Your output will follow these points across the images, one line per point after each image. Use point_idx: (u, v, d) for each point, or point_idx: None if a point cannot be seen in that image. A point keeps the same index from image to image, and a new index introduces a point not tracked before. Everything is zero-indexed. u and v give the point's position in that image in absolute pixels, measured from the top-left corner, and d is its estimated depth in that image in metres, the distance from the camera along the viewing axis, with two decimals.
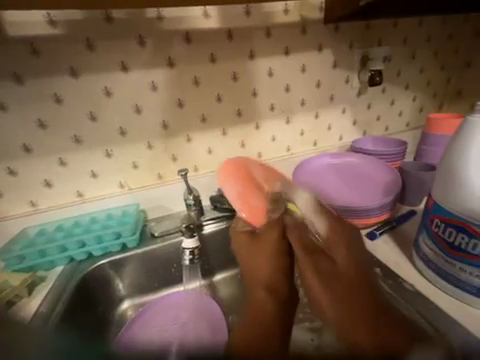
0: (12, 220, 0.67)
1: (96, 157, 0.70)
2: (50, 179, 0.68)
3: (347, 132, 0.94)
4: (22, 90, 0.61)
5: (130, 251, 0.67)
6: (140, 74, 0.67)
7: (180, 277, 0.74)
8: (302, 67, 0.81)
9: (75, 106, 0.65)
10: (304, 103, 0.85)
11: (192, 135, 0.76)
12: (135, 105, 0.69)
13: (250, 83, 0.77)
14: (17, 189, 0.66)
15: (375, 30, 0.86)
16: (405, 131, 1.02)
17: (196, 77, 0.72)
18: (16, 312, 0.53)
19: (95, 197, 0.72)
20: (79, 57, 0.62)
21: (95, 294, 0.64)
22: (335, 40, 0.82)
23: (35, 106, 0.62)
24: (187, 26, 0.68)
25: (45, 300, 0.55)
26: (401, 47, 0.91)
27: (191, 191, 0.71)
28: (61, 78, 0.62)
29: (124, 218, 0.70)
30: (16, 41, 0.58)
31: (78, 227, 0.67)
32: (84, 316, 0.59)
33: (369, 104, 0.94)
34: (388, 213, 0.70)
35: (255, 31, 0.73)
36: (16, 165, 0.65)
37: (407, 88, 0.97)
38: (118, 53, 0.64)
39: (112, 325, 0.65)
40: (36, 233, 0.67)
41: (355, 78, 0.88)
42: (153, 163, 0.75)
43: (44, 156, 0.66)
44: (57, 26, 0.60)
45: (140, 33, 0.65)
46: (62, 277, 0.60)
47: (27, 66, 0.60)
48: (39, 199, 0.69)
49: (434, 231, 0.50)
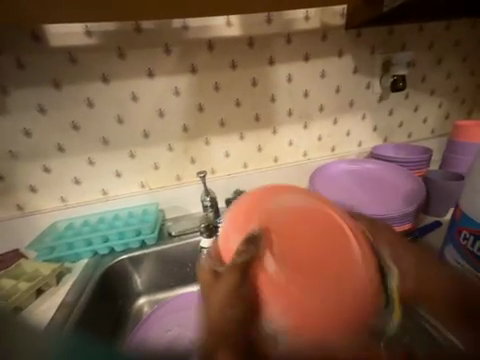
0: (45, 214, 0.72)
1: (120, 158, 0.74)
2: (79, 177, 0.73)
3: (366, 138, 0.92)
4: (59, 94, 0.66)
5: (149, 248, 0.70)
6: (164, 80, 0.71)
7: (195, 277, 0.75)
8: (321, 72, 0.81)
9: (105, 109, 0.70)
10: (322, 109, 0.84)
11: (211, 138, 0.79)
12: (159, 109, 0.73)
13: (269, 89, 0.78)
14: (51, 186, 0.72)
15: (399, 35, 0.84)
16: (429, 138, 0.98)
17: (217, 82, 0.74)
18: (46, 299, 0.58)
19: (118, 195, 0.76)
20: (110, 65, 0.67)
21: (115, 287, 0.67)
22: (356, 45, 0.81)
23: (69, 109, 0.68)
24: (210, 35, 0.71)
25: (70, 291, 0.59)
26: (427, 52, 0.88)
27: (208, 193, 0.73)
28: (93, 84, 0.67)
29: (144, 216, 0.73)
30: (56, 51, 0.64)
31: (102, 223, 0.71)
32: (105, 308, 0.62)
33: (391, 110, 0.91)
34: (410, 224, 0.67)
35: (276, 38, 0.75)
36: (51, 163, 0.70)
37: (433, 94, 0.93)
38: (145, 60, 0.69)
39: (129, 319, 0.68)
40: (65, 227, 0.72)
41: (376, 83, 0.86)
42: (172, 165, 0.78)
43: (75, 155, 0.71)
44: (92, 36, 0.65)
45: (166, 42, 0.69)
46: (86, 270, 0.64)
47: (65, 73, 0.65)
48: (68, 195, 0.74)
49: (463, 244, 0.47)
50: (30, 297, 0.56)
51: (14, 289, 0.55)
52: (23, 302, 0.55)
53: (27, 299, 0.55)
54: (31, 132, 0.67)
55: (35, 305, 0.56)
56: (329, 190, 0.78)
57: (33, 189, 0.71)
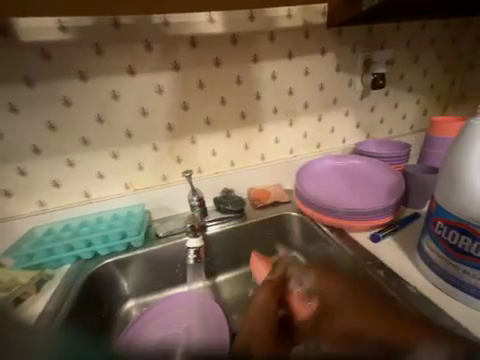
0: (22, 220, 0.68)
1: (102, 159, 0.72)
2: (59, 180, 0.70)
3: (350, 134, 0.95)
4: (33, 93, 0.63)
5: (135, 251, 0.68)
6: (146, 78, 0.69)
7: (184, 277, 0.75)
8: (305, 70, 0.82)
9: (84, 109, 0.67)
10: (307, 106, 0.86)
11: (197, 137, 0.78)
12: (141, 108, 0.71)
13: (253, 86, 0.78)
14: (28, 189, 0.68)
15: (378, 34, 0.86)
16: (409, 134, 1.02)
17: (201, 80, 0.73)
18: (26, 308, 0.55)
19: (101, 197, 0.74)
20: (88, 61, 0.64)
21: (101, 292, 0.65)
22: (338, 43, 0.83)
23: (45, 108, 0.64)
24: (192, 31, 0.69)
25: (52, 299, 0.57)
26: (405, 51, 0.91)
27: (195, 193, 0.72)
28: (70, 81, 0.64)
29: (129, 218, 0.72)
30: (28, 47, 0.60)
31: (85, 227, 0.69)
32: (90, 314, 0.60)
33: (372, 107, 0.94)
34: (391, 216, 0.70)
35: (259, 36, 0.75)
36: (26, 165, 0.67)
37: (411, 91, 0.97)
38: (125, 57, 0.66)
39: (116, 324, 0.66)
40: (44, 232, 0.68)
41: (358, 80, 0.88)
42: (158, 165, 0.77)
43: (53, 157, 0.68)
44: (68, 31, 0.62)
45: (147, 38, 0.67)
46: (69, 276, 0.62)
47: (39, 70, 0.62)
48: (47, 199, 0.70)
49: (438, 234, 0.50)
50: (8, 307, 0.53)
51: None
52: None
53: None
54: (3, 133, 0.63)
55: None
56: (318, 188, 0.79)
57: (8, 193, 0.67)
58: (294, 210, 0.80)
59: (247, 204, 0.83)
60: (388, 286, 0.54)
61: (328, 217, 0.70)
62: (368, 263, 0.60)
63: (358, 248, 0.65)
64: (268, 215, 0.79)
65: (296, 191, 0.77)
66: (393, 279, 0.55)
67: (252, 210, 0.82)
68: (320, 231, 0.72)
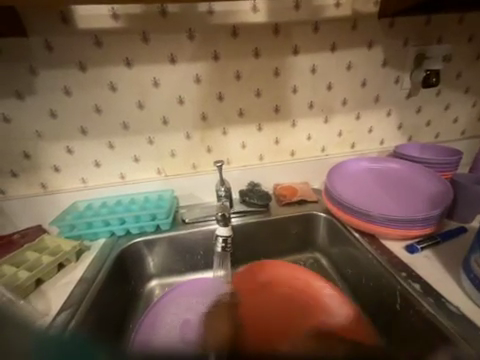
0: (66, 193, 0.75)
1: (139, 144, 0.75)
2: (100, 160, 0.75)
3: (390, 136, 0.88)
4: (84, 77, 0.67)
5: (163, 233, 0.71)
6: (185, 67, 0.70)
7: (205, 264, 0.76)
8: (348, 65, 0.77)
9: (126, 94, 0.70)
10: (345, 103, 0.81)
11: (228, 129, 0.78)
12: (179, 96, 0.73)
13: (291, 80, 0.76)
14: (73, 166, 0.74)
15: (436, 26, 0.78)
16: (459, 140, 0.91)
17: (238, 71, 0.73)
18: (67, 273, 0.61)
19: (135, 180, 0.78)
20: (133, 48, 0.67)
21: (130, 268, 0.69)
22: (388, 36, 0.76)
23: (93, 92, 0.69)
24: (235, 20, 0.68)
25: (89, 268, 0.62)
26: (466, 45, 0.81)
27: (223, 184, 0.72)
28: (117, 67, 0.68)
29: (159, 201, 0.75)
30: (83, 33, 0.64)
31: (119, 205, 0.73)
32: (120, 288, 0.65)
33: (419, 108, 0.86)
34: (433, 228, 0.64)
35: (302, 26, 0.71)
36: (74, 144, 0.72)
37: (467, 92, 0.86)
38: (168, 45, 0.68)
39: (141, 299, 0.70)
40: (84, 206, 0.75)
41: (406, 77, 0.81)
42: (188, 153, 0.78)
43: (96, 138, 0.73)
44: (118, 19, 0.65)
45: (190, 27, 0.67)
46: (103, 249, 0.67)
47: (91, 55, 0.66)
48: (89, 177, 0.76)
49: None
50: (52, 270, 0.59)
51: (38, 261, 0.59)
52: (46, 275, 0.58)
53: (50, 272, 0.59)
54: (57, 113, 0.69)
55: (57, 279, 0.59)
56: (350, 190, 0.75)
57: (57, 169, 0.74)
58: (322, 210, 0.77)
59: (273, 200, 0.82)
60: (424, 302, 0.50)
61: (360, 220, 0.66)
62: (402, 274, 0.56)
63: (391, 257, 0.60)
64: (294, 213, 0.77)
65: (326, 191, 0.74)
66: (429, 295, 0.51)
67: (278, 206, 0.80)
68: (348, 235, 0.69)
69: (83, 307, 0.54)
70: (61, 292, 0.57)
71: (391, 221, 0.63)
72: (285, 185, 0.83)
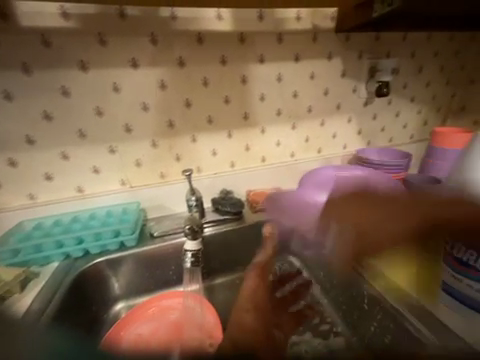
0: (9, 212, 0.65)
1: (99, 153, 0.69)
2: (51, 172, 0.67)
3: (351, 141, 0.94)
4: (30, 80, 0.60)
5: (128, 250, 0.65)
6: (149, 72, 0.67)
7: (178, 279, 0.72)
8: (311, 74, 0.81)
9: (82, 99, 0.64)
10: (310, 110, 0.85)
11: (198, 136, 0.76)
12: (142, 102, 0.69)
13: (258, 87, 0.77)
14: (18, 181, 0.65)
15: (384, 42, 0.86)
16: (409, 143, 1.02)
17: (205, 77, 0.72)
18: (9, 307, 0.52)
19: (95, 193, 0.71)
20: (90, 51, 0.62)
21: (90, 293, 0.62)
22: (345, 50, 0.83)
23: (42, 97, 0.62)
24: (199, 27, 0.68)
25: (39, 296, 0.54)
26: (410, 60, 0.91)
27: (194, 192, 0.69)
28: (70, 70, 0.62)
29: (124, 215, 0.69)
30: (26, 31, 0.57)
31: (76, 223, 0.66)
32: (78, 316, 0.57)
33: (375, 115, 0.94)
34: None
35: (267, 36, 0.74)
36: (18, 156, 0.63)
37: (413, 101, 0.97)
38: (129, 49, 0.64)
39: (104, 326, 0.63)
40: (32, 227, 0.65)
41: (362, 87, 0.88)
42: (155, 162, 0.74)
43: (47, 149, 0.65)
44: (70, 19, 0.59)
45: (152, 31, 0.65)
46: (57, 273, 0.59)
47: (37, 57, 0.59)
48: (38, 192, 0.67)
49: (443, 247, 0.49)
50: None
51: None
52: None
53: None
54: None
55: None
56: (319, 196, 0.79)
57: None
58: None
59: (246, 207, 0.82)
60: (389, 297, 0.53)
61: (328, 224, 0.69)
62: (369, 273, 0.59)
63: None
64: (267, 219, 0.77)
65: (298, 198, 0.77)
66: (394, 291, 0.54)
67: (251, 213, 0.80)
68: (319, 238, 0.71)
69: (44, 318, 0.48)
70: None
71: None
72: (257, 191, 0.83)
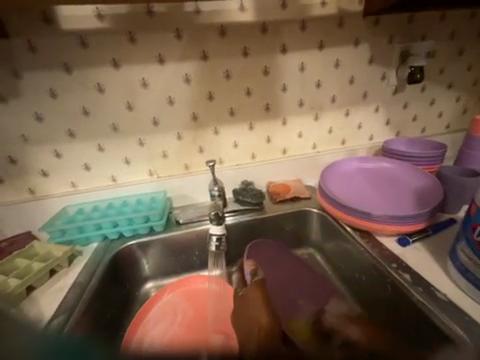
0: (56, 198, 0.73)
1: (129, 145, 0.74)
2: (89, 163, 0.74)
3: (378, 132, 0.89)
4: (70, 79, 0.66)
5: (156, 235, 0.71)
6: (174, 67, 0.70)
7: (200, 265, 0.76)
8: (336, 62, 0.78)
9: (114, 95, 0.69)
10: (334, 100, 0.82)
11: (220, 128, 0.78)
12: (168, 96, 0.72)
13: (281, 78, 0.77)
14: (62, 170, 0.73)
15: (419, 23, 0.80)
16: (444, 133, 0.94)
17: (227, 70, 0.73)
18: (58, 280, 0.60)
19: (127, 182, 0.77)
20: (121, 49, 0.66)
21: (124, 272, 0.68)
22: (374, 34, 0.78)
23: (80, 94, 0.68)
24: (222, 20, 0.69)
25: (82, 272, 0.61)
26: (448, 42, 0.84)
27: (216, 183, 0.72)
28: (104, 68, 0.67)
29: (152, 203, 0.74)
30: (67, 34, 0.63)
31: (111, 209, 0.73)
32: (115, 291, 0.64)
33: (405, 103, 0.88)
34: (427, 223, 0.66)
35: (290, 25, 0.72)
36: (62, 148, 0.71)
37: (450, 87, 0.89)
38: (156, 45, 0.67)
39: (137, 303, 0.69)
40: (75, 211, 0.73)
41: (392, 74, 0.83)
42: (180, 154, 0.78)
43: (85, 141, 0.72)
44: (104, 20, 0.64)
45: (177, 27, 0.67)
46: (96, 253, 0.66)
47: (76, 57, 0.65)
48: (79, 181, 0.75)
49: (476, 240, 0.47)
50: (42, 277, 0.58)
51: (28, 268, 0.57)
52: (35, 282, 0.57)
53: (41, 279, 0.58)
54: (43, 117, 0.68)
55: (47, 286, 0.58)
56: (342, 187, 0.77)
57: (45, 173, 0.72)
58: (315, 207, 0.78)
59: (266, 198, 0.83)
60: (414, 291, 0.52)
61: (352, 216, 0.67)
62: (393, 266, 0.58)
63: (382, 250, 0.62)
64: (286, 210, 0.78)
65: (320, 189, 0.76)
66: (419, 284, 0.53)
67: (271, 204, 0.81)
68: (340, 231, 0.70)
69: (82, 299, 0.55)
70: (52, 299, 0.55)
71: (382, 216, 0.64)
72: (277, 183, 0.84)
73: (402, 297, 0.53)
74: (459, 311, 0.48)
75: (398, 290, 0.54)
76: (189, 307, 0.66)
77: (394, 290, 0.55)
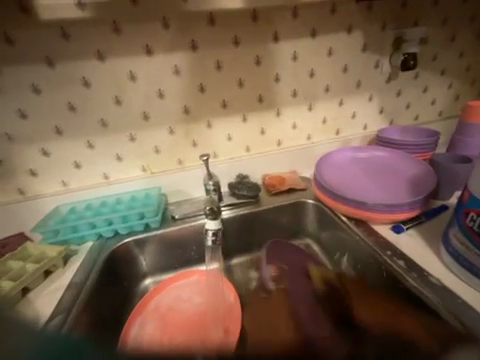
0: (47, 198, 0.72)
1: (121, 141, 0.72)
2: (80, 161, 0.72)
3: (372, 121, 0.89)
4: (53, 73, 0.63)
5: (152, 232, 0.70)
6: (163, 58, 0.67)
7: (198, 259, 0.77)
8: (329, 50, 0.77)
9: (102, 90, 0.67)
10: (328, 90, 0.81)
11: (212, 121, 0.76)
12: (158, 89, 0.70)
13: (273, 68, 0.75)
14: (51, 169, 0.71)
15: (412, 8, 0.78)
16: (437, 121, 0.95)
17: (218, 60, 0.71)
18: (53, 281, 0.59)
19: (120, 179, 0.75)
20: (106, 40, 0.63)
21: (122, 270, 0.68)
22: (367, 21, 0.76)
23: (65, 89, 0.65)
24: (211, 7, 0.66)
25: (78, 272, 0.61)
26: (441, 27, 0.83)
27: (211, 177, 0.71)
28: (88, 61, 0.64)
29: (147, 199, 0.73)
30: (48, 24, 0.60)
31: (105, 207, 0.71)
32: (113, 289, 0.65)
33: (399, 91, 0.87)
34: (420, 210, 0.67)
35: (281, 12, 0.70)
36: (49, 146, 0.69)
37: (443, 74, 0.89)
38: (142, 35, 0.65)
39: (135, 299, 0.69)
40: (68, 210, 0.72)
41: (386, 61, 0.82)
42: (173, 148, 0.76)
43: (73, 138, 0.69)
44: (86, 9, 0.60)
45: (164, 15, 0.64)
46: (91, 252, 0.66)
47: (59, 50, 0.62)
48: (70, 179, 0.73)
49: (469, 226, 0.48)
50: (37, 278, 0.57)
51: (22, 270, 0.56)
52: (31, 284, 0.56)
53: (36, 280, 0.57)
54: (27, 114, 0.65)
55: (43, 287, 0.57)
56: (337, 177, 0.77)
57: (33, 173, 0.70)
58: (310, 198, 0.79)
59: (262, 191, 0.82)
60: (408, 278, 0.54)
61: (347, 206, 0.68)
62: (388, 253, 0.59)
63: (377, 238, 0.63)
64: (282, 202, 0.78)
65: (315, 180, 0.76)
66: (413, 270, 0.55)
67: (267, 197, 0.81)
68: (336, 221, 0.71)
69: (79, 300, 0.55)
70: (49, 300, 0.55)
71: (377, 205, 0.65)
72: (272, 175, 0.83)
73: (396, 282, 0.55)
74: (451, 294, 0.50)
75: (393, 276, 0.56)
76: (185, 299, 0.67)
77: (385, 276, 0.57)
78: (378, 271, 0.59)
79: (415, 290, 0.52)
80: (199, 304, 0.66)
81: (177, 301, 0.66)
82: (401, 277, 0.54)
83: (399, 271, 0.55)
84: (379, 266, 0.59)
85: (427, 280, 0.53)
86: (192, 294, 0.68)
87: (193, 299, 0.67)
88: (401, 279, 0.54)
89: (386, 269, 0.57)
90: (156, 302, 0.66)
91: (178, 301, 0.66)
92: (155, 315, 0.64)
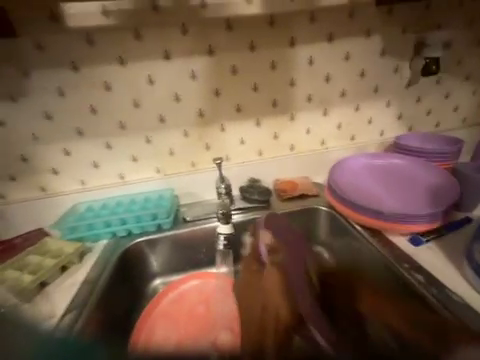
0: (66, 196, 0.75)
1: (137, 143, 0.75)
2: (98, 161, 0.74)
3: (390, 127, 0.86)
4: (78, 78, 0.66)
5: (164, 232, 0.71)
6: (181, 63, 0.69)
7: (207, 262, 0.76)
8: (346, 55, 0.75)
9: (121, 93, 0.69)
10: (344, 95, 0.80)
11: (226, 125, 0.77)
12: (174, 93, 0.71)
13: (289, 72, 0.75)
14: (72, 168, 0.74)
15: (435, 12, 0.76)
16: (460, 128, 0.90)
17: (234, 65, 0.71)
18: (69, 276, 0.61)
19: (134, 180, 0.77)
20: (127, 46, 0.66)
21: (133, 269, 0.70)
22: (387, 25, 0.75)
23: (87, 92, 0.68)
24: (229, 13, 0.67)
25: (93, 269, 0.63)
26: (466, 31, 0.79)
27: (223, 180, 0.72)
28: (110, 66, 0.67)
29: (160, 201, 0.75)
30: (75, 32, 0.63)
31: (120, 206, 0.73)
32: (124, 287, 0.66)
33: (419, 97, 0.84)
34: (440, 222, 0.64)
35: (298, 17, 0.70)
36: (70, 146, 0.72)
37: (468, 79, 0.85)
38: (162, 41, 0.67)
39: (145, 299, 0.70)
40: (85, 208, 0.74)
41: (406, 66, 0.80)
42: (186, 151, 0.78)
43: (93, 139, 0.72)
44: (110, 16, 0.63)
45: (183, 22, 0.66)
46: (105, 250, 0.67)
47: (83, 55, 0.65)
48: (88, 178, 0.76)
49: None
50: (55, 273, 0.60)
51: (41, 264, 0.59)
52: (49, 278, 0.59)
53: (53, 275, 0.60)
54: (52, 115, 0.68)
55: (60, 282, 0.60)
56: (352, 185, 0.75)
57: (55, 171, 0.73)
58: (323, 205, 0.77)
59: (274, 195, 0.82)
60: (427, 294, 0.51)
61: (362, 215, 0.66)
62: (404, 266, 0.57)
63: (393, 249, 0.61)
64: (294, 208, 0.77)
65: (329, 187, 0.74)
66: (431, 285, 0.52)
67: (278, 202, 0.80)
68: (351, 229, 0.68)
69: (93, 297, 0.57)
70: (65, 294, 0.57)
71: (393, 214, 0.62)
72: (284, 180, 0.82)
73: (413, 297, 0.53)
74: (473, 314, 0.47)
75: (409, 291, 0.53)
76: (193, 303, 0.67)
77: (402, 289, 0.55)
78: (394, 284, 0.57)
79: (435, 307, 0.49)
80: (208, 307, 0.66)
81: (186, 304, 0.66)
82: (419, 293, 0.52)
83: (417, 286, 0.53)
84: (395, 279, 0.56)
85: (448, 297, 0.50)
86: (200, 297, 0.67)
87: (202, 303, 0.66)
88: (419, 294, 0.52)
89: (403, 282, 0.55)
90: (165, 304, 0.66)
91: (187, 304, 0.66)
92: (163, 317, 0.64)
